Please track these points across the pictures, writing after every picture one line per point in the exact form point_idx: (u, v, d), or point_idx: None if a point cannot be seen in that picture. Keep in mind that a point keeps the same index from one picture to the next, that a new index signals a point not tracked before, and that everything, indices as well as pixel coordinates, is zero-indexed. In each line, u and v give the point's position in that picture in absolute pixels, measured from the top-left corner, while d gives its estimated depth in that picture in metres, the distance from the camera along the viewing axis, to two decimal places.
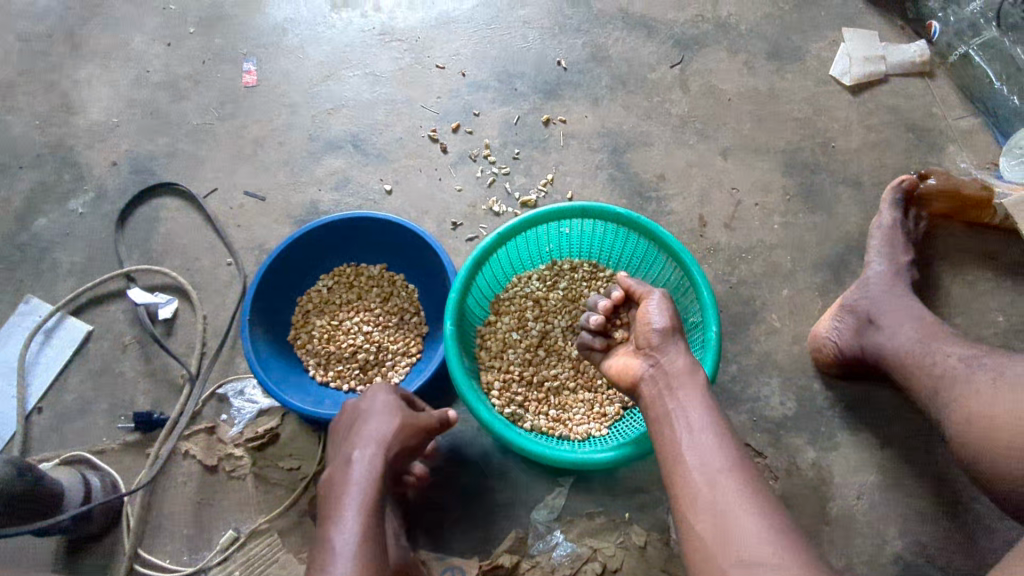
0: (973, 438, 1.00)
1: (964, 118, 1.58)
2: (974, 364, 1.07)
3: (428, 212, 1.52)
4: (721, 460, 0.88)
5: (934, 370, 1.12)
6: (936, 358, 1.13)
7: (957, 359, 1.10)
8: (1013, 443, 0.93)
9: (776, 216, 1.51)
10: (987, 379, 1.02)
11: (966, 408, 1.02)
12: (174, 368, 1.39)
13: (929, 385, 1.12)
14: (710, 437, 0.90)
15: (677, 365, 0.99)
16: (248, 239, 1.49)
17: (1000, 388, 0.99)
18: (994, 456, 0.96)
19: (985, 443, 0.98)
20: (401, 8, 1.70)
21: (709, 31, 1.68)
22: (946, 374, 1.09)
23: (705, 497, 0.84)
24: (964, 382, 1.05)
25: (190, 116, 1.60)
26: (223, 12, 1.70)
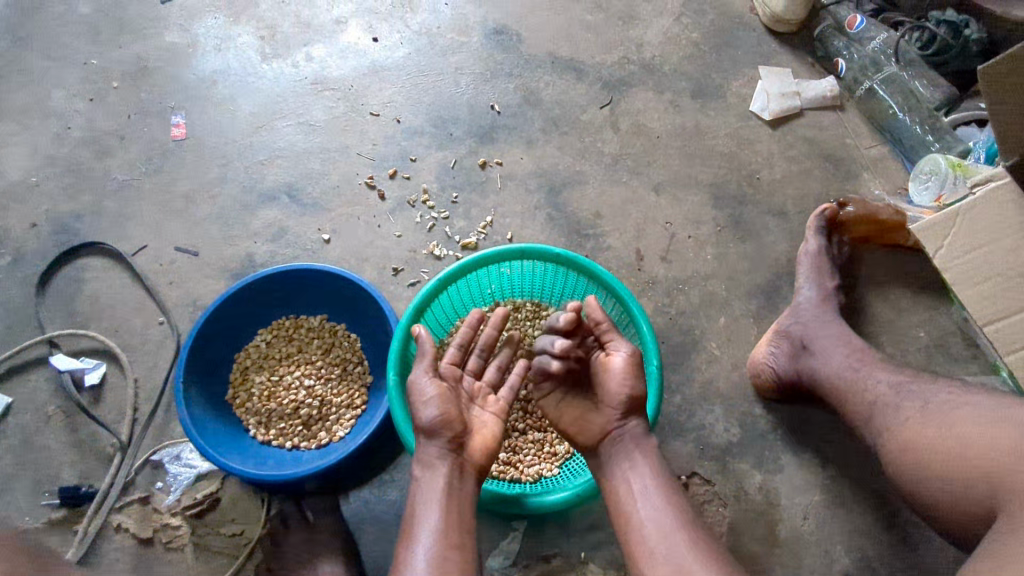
0: (906, 464, 1.04)
1: (874, 147, 1.68)
2: (902, 391, 1.13)
3: (368, 260, 1.50)
4: (672, 519, 0.96)
5: (866, 397, 1.17)
6: (867, 385, 1.18)
7: (887, 387, 1.15)
8: (942, 469, 0.98)
9: (709, 247, 1.57)
10: (915, 407, 1.08)
11: (898, 437, 1.07)
12: (102, 437, 1.32)
13: (862, 410, 1.17)
14: (663, 496, 0.99)
15: (634, 430, 1.08)
16: (181, 296, 1.44)
17: (928, 416, 1.05)
18: (924, 484, 1.00)
19: (917, 472, 1.02)
20: (333, 58, 1.71)
21: (634, 72, 1.75)
22: (877, 401, 1.15)
23: (657, 545, 0.93)
24: (893, 410, 1.11)
25: (115, 172, 1.56)
26: (149, 66, 1.68)
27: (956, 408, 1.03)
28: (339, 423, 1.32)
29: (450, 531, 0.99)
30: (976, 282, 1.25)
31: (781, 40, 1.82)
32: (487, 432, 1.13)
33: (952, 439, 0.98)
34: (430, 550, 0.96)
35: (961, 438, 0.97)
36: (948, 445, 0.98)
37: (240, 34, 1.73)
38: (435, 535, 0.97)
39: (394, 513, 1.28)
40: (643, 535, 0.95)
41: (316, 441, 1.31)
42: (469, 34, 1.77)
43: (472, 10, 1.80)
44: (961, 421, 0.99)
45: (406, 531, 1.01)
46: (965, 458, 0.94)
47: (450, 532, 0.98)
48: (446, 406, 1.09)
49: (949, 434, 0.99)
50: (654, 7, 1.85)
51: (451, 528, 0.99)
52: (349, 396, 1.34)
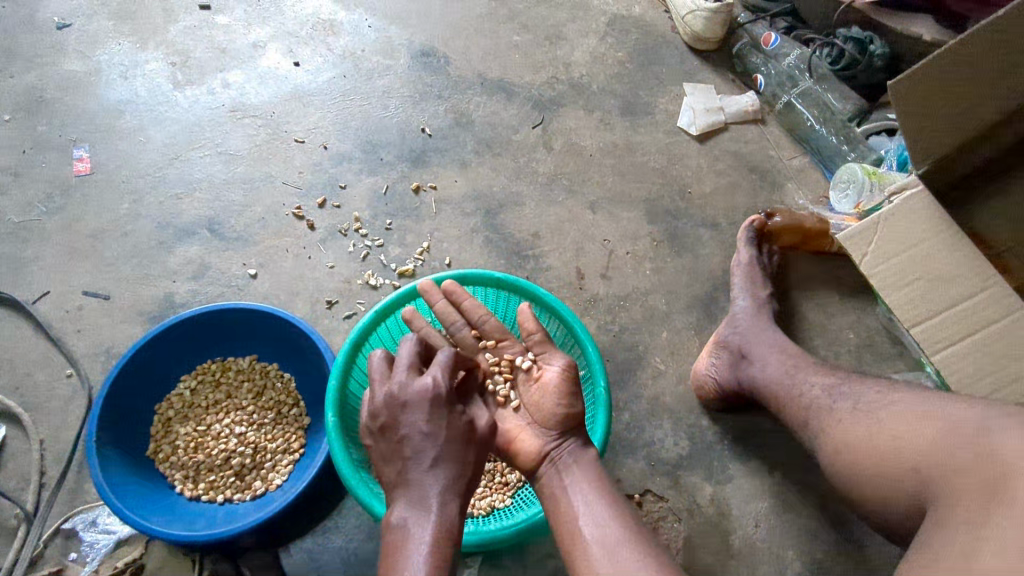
0: (843, 466, 1.00)
1: (795, 158, 1.75)
2: (834, 394, 1.11)
3: (300, 294, 1.43)
4: (618, 530, 0.89)
5: (802, 402, 1.15)
6: (802, 390, 1.17)
7: (821, 390, 1.14)
8: (875, 469, 0.93)
9: (647, 262, 1.58)
10: (846, 407, 1.05)
11: (832, 436, 1.04)
12: (4, 508, 1.19)
13: (799, 417, 1.15)
14: (605, 510, 0.93)
15: (573, 446, 1.03)
16: (91, 345, 1.32)
17: (858, 415, 1.02)
18: (861, 486, 0.95)
19: (853, 474, 0.97)
20: (252, 83, 1.63)
21: (564, 91, 1.76)
22: (814, 405, 1.12)
23: (603, 561, 0.85)
24: (827, 412, 1.08)
25: (10, 213, 1.42)
26: (46, 97, 1.55)
27: (884, 406, 1.00)
28: (276, 471, 1.23)
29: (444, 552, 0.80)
30: (903, 285, 1.27)
31: (702, 58, 1.88)
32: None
33: (881, 437, 0.95)
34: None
35: (889, 433, 0.93)
36: (879, 445, 0.94)
37: (147, 61, 1.63)
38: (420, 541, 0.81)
39: (340, 560, 1.21)
40: (588, 553, 0.87)
41: (251, 493, 1.21)
42: (395, 56, 1.73)
43: (397, 33, 1.76)
44: (891, 417, 0.96)
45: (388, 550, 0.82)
46: (896, 455, 0.90)
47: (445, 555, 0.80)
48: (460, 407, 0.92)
49: (879, 432, 0.95)
50: (579, 27, 1.87)
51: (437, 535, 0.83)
52: (286, 440, 1.25)
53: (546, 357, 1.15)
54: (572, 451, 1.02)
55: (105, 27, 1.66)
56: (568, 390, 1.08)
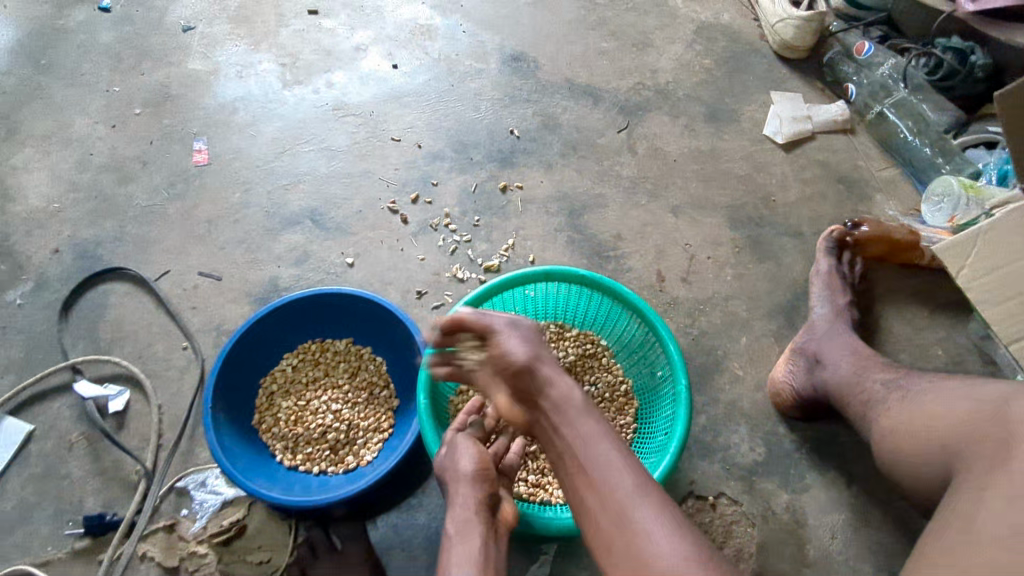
0: (883, 451, 1.02)
1: (885, 169, 1.72)
2: (891, 386, 1.11)
3: (393, 283, 1.50)
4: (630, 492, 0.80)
5: (862, 397, 1.16)
6: (865, 387, 1.17)
7: (880, 385, 1.14)
8: (909, 449, 0.96)
9: (728, 268, 1.58)
10: (897, 397, 1.07)
11: (878, 422, 1.06)
12: (127, 464, 1.30)
13: (858, 412, 1.16)
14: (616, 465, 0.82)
15: (557, 396, 0.90)
16: (204, 320, 1.44)
17: (903, 401, 1.04)
18: (895, 465, 0.98)
19: (889, 454, 1.00)
20: (354, 84, 1.73)
21: (650, 97, 1.78)
22: (871, 400, 1.13)
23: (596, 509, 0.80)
24: (880, 403, 1.10)
25: (137, 198, 1.56)
26: (171, 93, 1.70)
27: (928, 392, 1.01)
28: (367, 447, 1.31)
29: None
30: (1000, 301, 1.27)
31: (791, 67, 1.87)
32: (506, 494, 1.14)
33: (919, 419, 0.97)
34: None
35: (926, 414, 0.96)
36: (917, 425, 0.96)
37: (261, 62, 1.76)
38: None
39: (423, 536, 1.27)
40: (600, 529, 0.80)
41: (344, 466, 1.29)
42: (487, 60, 1.80)
43: (489, 38, 1.83)
44: (930, 400, 0.98)
45: None
46: (930, 433, 0.93)
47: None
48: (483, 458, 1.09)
49: (920, 413, 0.97)
50: (667, 34, 1.89)
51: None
52: (377, 420, 1.33)
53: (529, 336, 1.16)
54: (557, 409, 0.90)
55: (223, 29, 1.80)
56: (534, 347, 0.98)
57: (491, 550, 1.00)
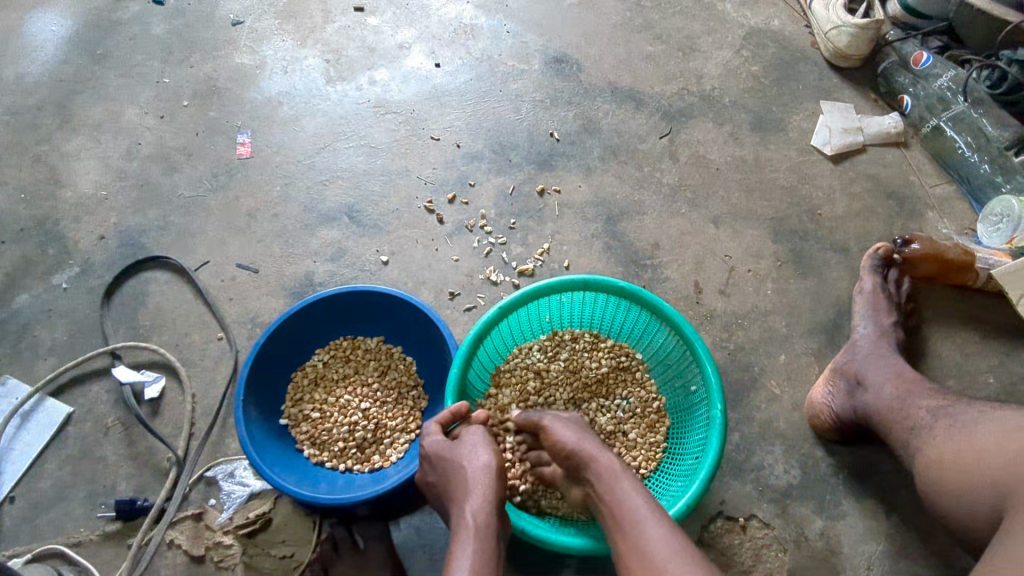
0: (929, 483, 1.04)
1: (939, 186, 1.64)
2: (938, 413, 1.10)
3: (426, 283, 1.50)
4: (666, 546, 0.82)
5: (907, 425, 1.15)
6: (912, 414, 1.15)
7: (926, 412, 1.13)
8: (958, 483, 0.98)
9: (769, 282, 1.54)
10: (939, 424, 1.08)
11: (923, 452, 1.08)
12: (159, 451, 1.32)
13: (902, 439, 1.15)
14: (655, 524, 0.86)
15: (601, 470, 0.97)
16: (240, 312, 1.45)
17: (948, 431, 1.05)
18: (940, 493, 1.02)
19: (934, 481, 1.03)
20: (396, 81, 1.74)
21: (694, 103, 1.74)
22: (915, 426, 1.12)
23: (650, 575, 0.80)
24: (927, 431, 1.10)
25: (181, 188, 1.59)
26: (218, 86, 1.72)
27: (975, 422, 1.03)
28: (393, 447, 1.30)
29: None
30: None
31: (844, 76, 1.81)
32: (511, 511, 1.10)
33: (966, 450, 0.99)
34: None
35: (973, 445, 0.99)
36: (964, 456, 0.99)
37: (306, 57, 1.77)
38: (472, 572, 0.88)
39: (445, 541, 1.26)
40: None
41: (370, 465, 1.29)
42: (529, 61, 1.78)
43: (533, 39, 1.82)
44: (978, 433, 1.00)
45: None
46: (977, 465, 0.96)
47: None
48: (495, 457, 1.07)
49: (965, 446, 1.00)
50: (714, 39, 1.84)
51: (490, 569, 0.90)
52: (404, 420, 1.33)
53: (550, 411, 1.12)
54: (605, 479, 0.96)
55: (271, 24, 1.82)
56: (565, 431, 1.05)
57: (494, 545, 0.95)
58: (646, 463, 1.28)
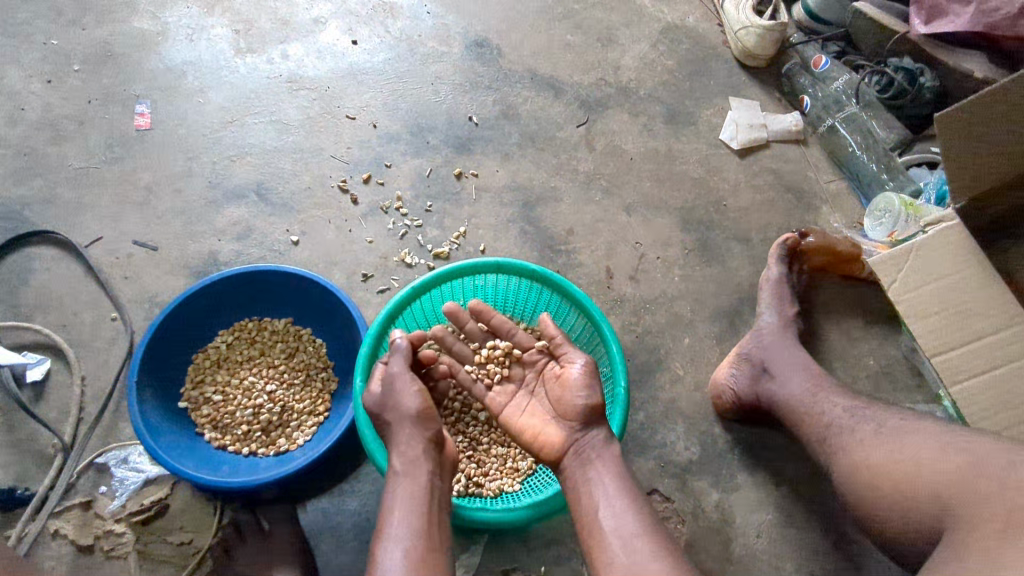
0: (859, 486, 1.04)
1: (833, 181, 1.76)
2: (857, 415, 1.14)
3: (338, 264, 1.48)
4: (636, 523, 0.96)
5: (824, 420, 1.18)
6: (825, 408, 1.20)
7: (843, 410, 1.17)
8: (893, 492, 0.98)
9: (676, 268, 1.60)
10: (870, 430, 1.09)
11: (853, 455, 1.08)
12: (43, 437, 1.25)
13: (817, 433, 1.18)
14: (624, 502, 0.99)
15: (597, 439, 1.07)
16: (136, 292, 1.38)
17: (881, 438, 1.06)
18: (877, 504, 1.00)
19: (870, 492, 1.02)
20: (311, 57, 1.69)
21: (611, 94, 1.78)
22: (831, 423, 1.17)
23: (621, 558, 0.91)
24: (850, 432, 1.12)
25: (71, 159, 1.49)
26: (115, 51, 1.62)
27: (909, 433, 1.04)
28: (300, 430, 1.28)
29: (424, 531, 0.95)
30: (927, 314, 1.31)
31: (751, 75, 1.89)
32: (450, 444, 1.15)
33: (904, 461, 0.99)
34: (411, 552, 0.91)
35: (915, 459, 0.97)
36: (900, 466, 0.99)
37: (213, 26, 1.69)
38: (408, 533, 0.94)
39: (352, 523, 1.24)
40: (604, 543, 0.94)
41: (275, 449, 1.26)
42: (450, 44, 1.77)
43: (454, 22, 1.80)
44: (917, 444, 1.00)
45: (376, 536, 0.95)
46: (916, 479, 0.95)
47: (425, 534, 0.95)
48: (428, 402, 1.07)
49: (902, 456, 1.00)
50: (633, 32, 1.89)
51: (424, 529, 0.95)
52: (312, 403, 1.30)
53: (569, 353, 1.17)
54: (596, 445, 1.06)
55: None
56: (593, 378, 1.13)
57: (437, 491, 1.02)
58: None
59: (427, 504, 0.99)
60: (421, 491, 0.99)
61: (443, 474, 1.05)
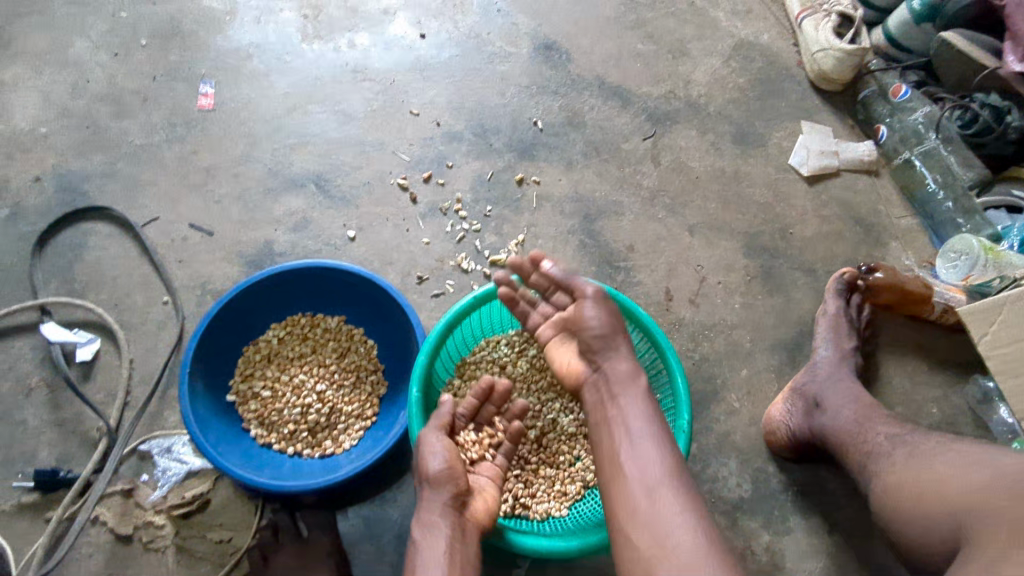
0: (884, 507, 1.00)
1: (904, 218, 1.69)
2: (897, 441, 1.09)
3: (393, 264, 1.44)
4: (660, 472, 0.89)
5: (864, 447, 1.14)
6: (867, 436, 1.15)
7: (884, 438, 1.12)
8: (913, 509, 0.94)
9: (738, 296, 1.54)
10: (902, 454, 1.05)
11: (884, 478, 1.04)
12: (89, 420, 1.22)
13: (861, 460, 1.14)
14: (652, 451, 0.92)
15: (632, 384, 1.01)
16: (190, 277, 1.35)
17: (913, 461, 1.01)
18: (898, 524, 0.96)
19: (894, 512, 0.97)
20: (377, 48, 1.64)
21: (680, 108, 1.73)
22: (872, 451, 1.11)
23: (642, 501, 0.86)
24: (884, 456, 1.08)
25: (133, 135, 1.46)
26: (182, 28, 1.59)
27: (938, 452, 0.99)
28: (347, 434, 1.24)
29: None
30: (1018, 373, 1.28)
31: (825, 99, 1.82)
32: (490, 495, 1.10)
33: (929, 481, 0.94)
34: None
35: (937, 478, 0.93)
36: (921, 485, 0.95)
37: (282, 10, 1.65)
38: None
39: (394, 535, 1.20)
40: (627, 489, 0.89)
41: (321, 452, 1.23)
42: (518, 45, 1.72)
43: (524, 22, 1.75)
44: (943, 462, 0.95)
45: None
46: (940, 497, 0.90)
47: None
48: (454, 459, 1.04)
49: (927, 474, 0.96)
50: (705, 46, 1.83)
51: None
52: (361, 407, 1.26)
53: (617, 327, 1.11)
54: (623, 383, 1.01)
55: None
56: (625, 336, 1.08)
57: (464, 551, 0.98)
58: None
59: (457, 559, 0.96)
60: (449, 547, 0.97)
61: (470, 534, 1.01)
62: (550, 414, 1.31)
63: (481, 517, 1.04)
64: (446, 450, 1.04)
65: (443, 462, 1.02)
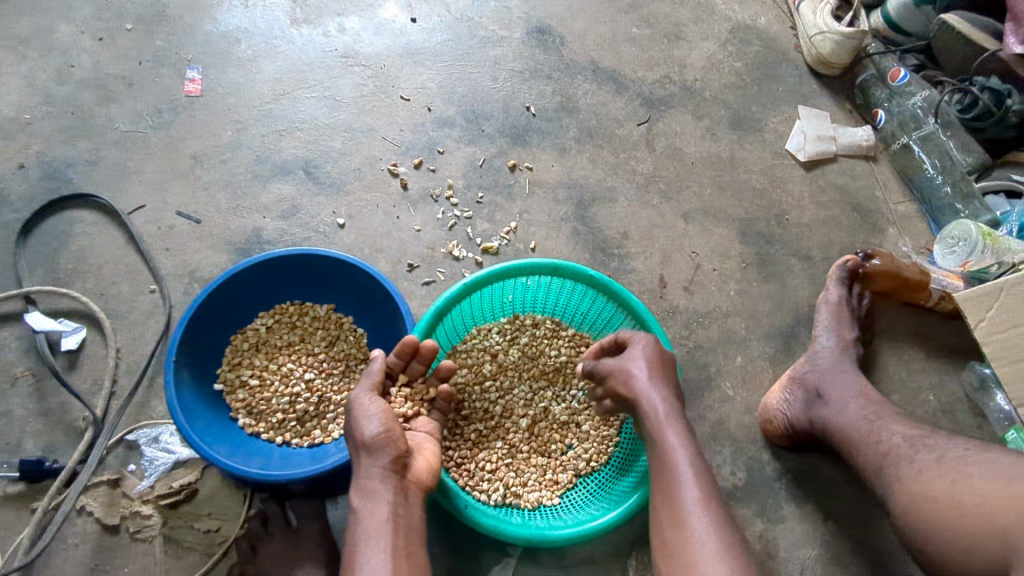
0: (914, 516, 0.99)
1: (901, 203, 1.67)
2: (917, 446, 1.07)
3: (383, 252, 1.42)
4: (695, 493, 0.91)
5: (878, 448, 1.11)
6: (881, 437, 1.13)
7: (902, 439, 1.10)
8: (951, 522, 0.93)
9: (733, 283, 1.53)
10: (930, 460, 1.02)
11: (910, 485, 1.02)
12: (75, 410, 1.21)
13: (872, 461, 1.11)
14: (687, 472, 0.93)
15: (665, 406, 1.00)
16: (177, 265, 1.34)
17: (943, 470, 0.99)
18: (933, 537, 0.95)
19: (927, 524, 0.96)
20: (367, 32, 1.62)
21: (675, 93, 1.70)
22: (891, 453, 1.09)
23: (674, 523, 0.89)
24: (907, 462, 1.05)
25: (118, 121, 1.44)
26: (167, 12, 1.56)
27: (973, 463, 0.97)
28: (336, 423, 1.23)
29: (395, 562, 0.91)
30: (1014, 359, 1.26)
31: (823, 83, 1.80)
32: (429, 451, 1.08)
33: (967, 494, 0.93)
34: None
35: (977, 492, 0.92)
36: (957, 497, 0.94)
37: None
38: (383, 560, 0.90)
39: None
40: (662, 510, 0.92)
41: (309, 440, 1.22)
42: (511, 28, 1.69)
43: (516, 5, 1.72)
44: (979, 474, 0.94)
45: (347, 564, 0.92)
46: (984, 514, 0.89)
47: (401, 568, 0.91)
48: (392, 422, 1.00)
49: (962, 486, 0.94)
50: (701, 29, 1.80)
51: (399, 556, 0.92)
52: (350, 395, 1.25)
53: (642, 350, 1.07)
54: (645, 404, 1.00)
55: None
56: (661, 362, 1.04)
57: (406, 517, 0.97)
58: (596, 457, 1.25)
59: (399, 527, 0.95)
60: (390, 516, 0.95)
61: (412, 498, 0.99)
62: (542, 402, 1.30)
63: (423, 478, 1.02)
64: (381, 415, 1.00)
65: (380, 426, 0.98)
